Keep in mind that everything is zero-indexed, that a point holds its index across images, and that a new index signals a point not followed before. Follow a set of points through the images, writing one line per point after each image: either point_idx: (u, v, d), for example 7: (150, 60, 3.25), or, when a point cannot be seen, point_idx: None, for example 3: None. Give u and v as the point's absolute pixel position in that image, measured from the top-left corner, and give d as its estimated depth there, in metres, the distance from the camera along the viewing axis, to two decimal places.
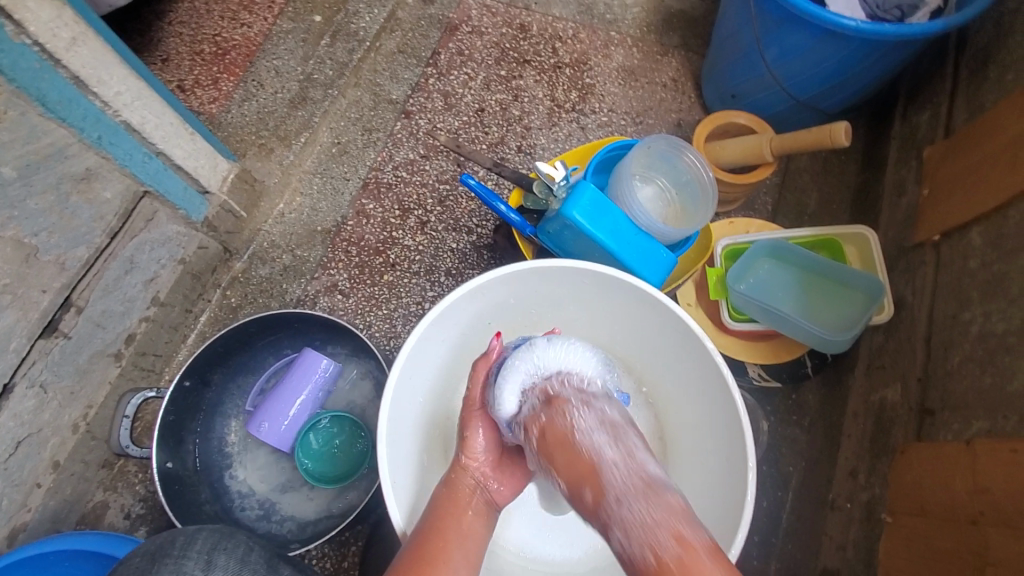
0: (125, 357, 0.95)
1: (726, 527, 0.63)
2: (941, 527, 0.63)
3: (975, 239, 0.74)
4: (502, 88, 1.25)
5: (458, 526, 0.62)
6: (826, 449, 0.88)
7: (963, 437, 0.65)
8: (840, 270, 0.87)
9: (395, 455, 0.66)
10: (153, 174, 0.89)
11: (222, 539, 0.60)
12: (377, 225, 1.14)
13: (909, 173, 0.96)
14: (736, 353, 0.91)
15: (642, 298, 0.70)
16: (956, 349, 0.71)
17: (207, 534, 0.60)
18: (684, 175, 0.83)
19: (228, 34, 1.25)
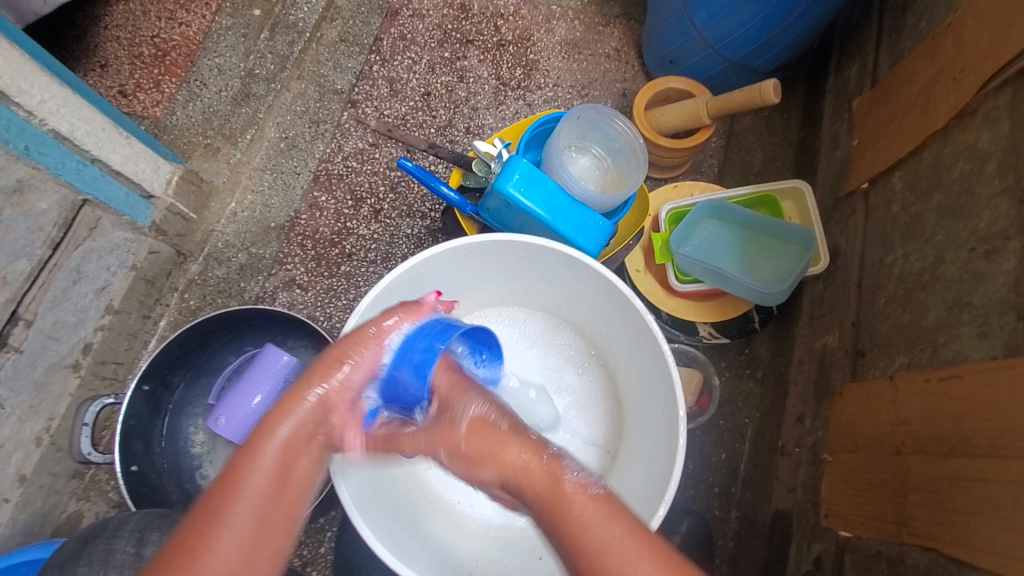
0: (84, 367, 0.95)
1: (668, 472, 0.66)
2: (871, 460, 0.67)
3: (897, 184, 0.77)
4: (447, 70, 1.25)
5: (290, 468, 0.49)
6: (776, 398, 0.92)
7: (889, 373, 0.68)
8: (778, 225, 0.90)
9: None
10: (90, 182, 0.89)
11: (154, 520, 0.70)
12: (330, 216, 1.15)
13: (842, 125, 0.98)
14: (684, 314, 0.94)
15: (576, 267, 0.73)
16: (883, 290, 0.74)
17: (138, 517, 0.71)
18: (617, 142, 0.86)
19: (167, 34, 1.17)
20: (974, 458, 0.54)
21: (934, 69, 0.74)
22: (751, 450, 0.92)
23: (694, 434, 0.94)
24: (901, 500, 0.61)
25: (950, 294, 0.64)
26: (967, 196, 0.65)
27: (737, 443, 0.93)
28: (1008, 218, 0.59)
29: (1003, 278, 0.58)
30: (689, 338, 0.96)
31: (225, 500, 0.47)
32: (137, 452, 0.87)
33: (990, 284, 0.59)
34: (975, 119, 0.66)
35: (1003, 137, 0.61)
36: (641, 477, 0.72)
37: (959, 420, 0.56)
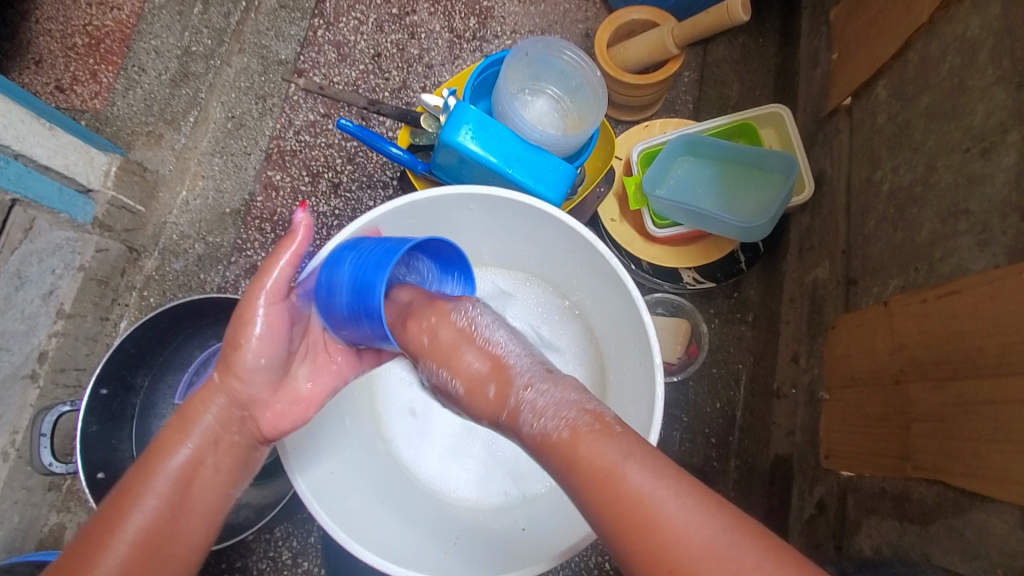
0: (42, 376, 0.89)
1: (649, 419, 0.62)
2: (869, 393, 0.62)
3: (881, 94, 0.70)
4: (397, 27, 1.16)
5: (181, 486, 0.56)
6: (769, 339, 0.86)
7: (883, 298, 0.63)
8: (757, 154, 0.84)
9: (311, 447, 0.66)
10: (17, 180, 0.82)
11: None
12: (287, 196, 1.08)
13: (821, 41, 0.91)
14: (665, 261, 0.88)
15: (533, 216, 0.67)
16: (872, 211, 0.69)
17: None
18: (574, 78, 0.79)
19: (99, 20, 1.05)
20: (981, 379, 0.50)
21: None
22: (747, 396, 0.88)
23: (686, 385, 0.89)
24: (903, 434, 0.56)
25: (944, 203, 0.58)
26: (958, 92, 0.58)
27: (732, 391, 0.89)
28: (1005, 108, 0.53)
29: (1002, 178, 0.53)
30: (673, 286, 0.90)
31: (112, 522, 0.52)
32: (103, 458, 0.83)
33: (987, 186, 0.54)
34: (961, 6, 0.59)
35: (995, 21, 0.55)
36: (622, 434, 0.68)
37: (961, 339, 0.51)
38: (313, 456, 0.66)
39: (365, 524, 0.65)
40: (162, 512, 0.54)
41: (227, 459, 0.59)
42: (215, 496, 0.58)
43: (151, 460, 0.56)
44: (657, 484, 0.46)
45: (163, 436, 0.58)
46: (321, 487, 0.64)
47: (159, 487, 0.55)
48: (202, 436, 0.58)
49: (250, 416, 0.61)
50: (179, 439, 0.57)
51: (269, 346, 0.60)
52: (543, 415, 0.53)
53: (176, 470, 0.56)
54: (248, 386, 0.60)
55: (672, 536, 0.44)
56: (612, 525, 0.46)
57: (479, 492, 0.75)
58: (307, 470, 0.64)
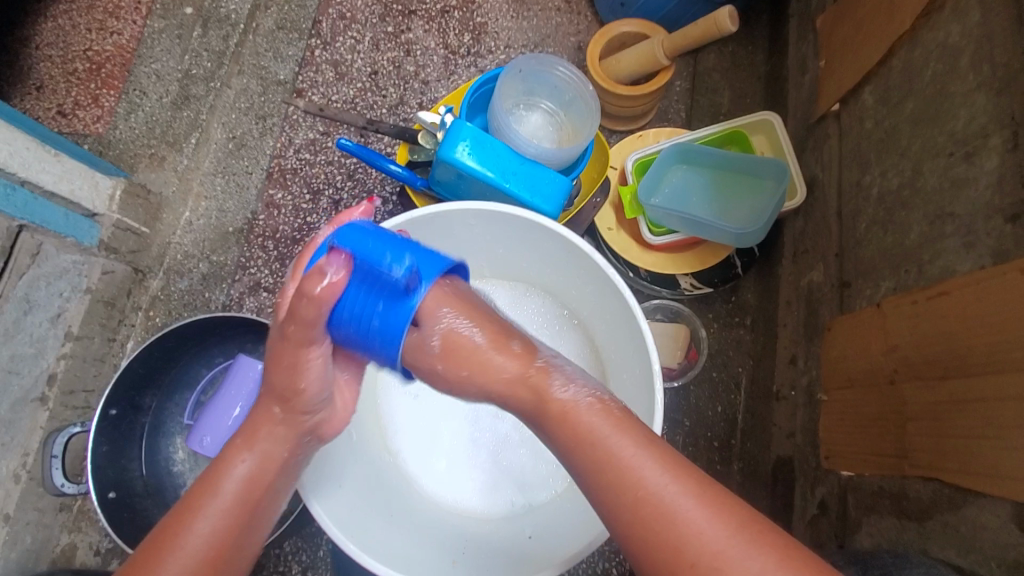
0: (51, 399, 0.90)
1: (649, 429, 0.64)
2: (866, 393, 0.63)
3: (868, 100, 0.72)
4: (392, 45, 1.18)
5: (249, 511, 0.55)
6: (767, 342, 0.88)
7: (875, 300, 0.65)
8: (749, 161, 0.85)
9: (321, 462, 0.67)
10: (23, 207, 0.84)
11: None
12: (289, 213, 1.10)
13: (808, 48, 0.93)
14: (662, 268, 0.89)
15: (532, 229, 0.69)
16: (862, 215, 0.70)
17: None
18: (567, 92, 0.81)
19: (99, 46, 1.09)
20: (970, 378, 0.51)
21: None
22: (747, 399, 0.89)
23: (687, 389, 0.90)
24: (899, 433, 0.57)
25: (931, 206, 0.60)
26: (941, 98, 0.60)
27: (732, 394, 0.90)
28: (986, 114, 0.55)
29: (986, 180, 0.54)
30: (671, 292, 0.91)
31: (176, 538, 0.52)
32: (113, 478, 0.84)
33: (972, 189, 0.55)
34: (941, 14, 0.61)
35: (974, 28, 0.57)
36: None
37: (951, 339, 0.53)
38: (325, 472, 0.67)
39: (377, 536, 0.67)
40: (227, 529, 0.54)
41: (291, 481, 0.58)
42: (276, 509, 0.58)
43: (215, 473, 0.55)
44: (679, 484, 0.45)
45: (223, 449, 0.56)
46: (332, 502, 0.65)
47: (223, 503, 0.54)
48: (267, 458, 0.55)
49: (316, 432, 0.59)
50: (241, 454, 0.55)
51: (328, 377, 0.55)
52: (574, 381, 0.51)
53: (240, 487, 0.55)
54: (316, 404, 0.60)
55: (698, 544, 0.43)
56: (639, 531, 0.45)
57: (486, 504, 0.76)
58: (317, 485, 0.65)
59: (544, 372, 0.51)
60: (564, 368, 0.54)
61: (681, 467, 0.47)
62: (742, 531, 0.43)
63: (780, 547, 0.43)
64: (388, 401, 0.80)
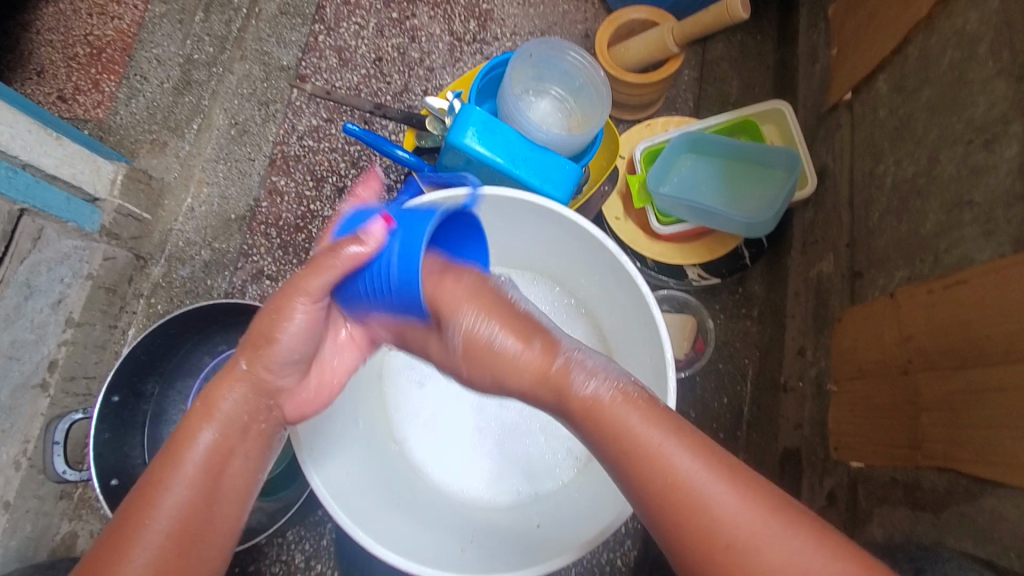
0: (52, 385, 0.89)
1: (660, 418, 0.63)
2: (876, 384, 0.63)
3: (882, 88, 0.71)
4: (397, 31, 1.17)
5: (211, 483, 0.54)
6: (775, 334, 0.87)
7: (888, 290, 0.64)
8: (760, 151, 0.84)
9: (326, 448, 0.67)
10: (25, 190, 0.82)
11: None
12: (292, 201, 1.08)
13: (820, 37, 0.92)
14: (670, 258, 0.89)
15: (541, 217, 0.68)
16: (875, 205, 0.70)
17: None
18: (577, 79, 0.79)
19: (99, 30, 1.07)
20: (987, 367, 0.51)
21: None
22: (754, 391, 0.88)
23: (694, 381, 0.90)
24: (911, 423, 0.57)
25: (947, 195, 0.59)
26: (959, 85, 0.59)
27: (739, 386, 0.90)
28: (1006, 101, 0.54)
29: (1005, 168, 0.53)
30: (678, 283, 0.91)
31: (140, 519, 0.51)
32: (115, 465, 0.83)
33: (991, 178, 0.55)
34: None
35: (995, 14, 0.56)
36: None
37: (968, 328, 0.53)
38: (329, 459, 0.66)
39: (385, 523, 0.66)
40: (194, 501, 0.52)
41: (258, 446, 0.58)
42: (245, 481, 0.56)
43: (176, 447, 0.54)
44: (712, 470, 0.46)
45: (184, 424, 0.55)
46: (336, 488, 0.65)
47: (187, 475, 0.53)
48: (228, 423, 0.56)
49: (277, 404, 0.60)
50: (203, 424, 0.55)
51: (306, 339, 0.58)
52: (596, 375, 0.52)
53: (203, 458, 0.54)
54: (276, 376, 0.59)
55: (704, 501, 0.45)
56: (644, 482, 0.47)
57: (491, 494, 0.75)
58: (321, 472, 0.64)
59: (566, 368, 0.52)
60: (590, 358, 0.54)
61: (713, 454, 0.48)
62: (774, 514, 0.45)
63: (813, 525, 0.45)
64: (393, 389, 0.80)
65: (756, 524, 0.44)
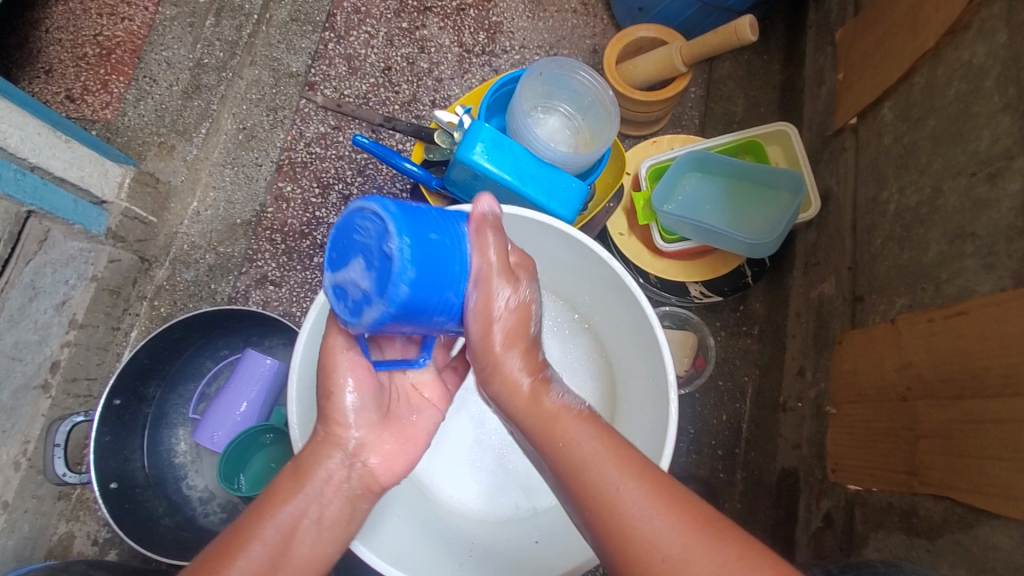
0: (54, 386, 0.89)
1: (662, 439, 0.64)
2: (875, 409, 0.64)
3: (887, 115, 0.72)
4: (406, 41, 1.17)
5: (288, 546, 0.51)
6: (775, 353, 0.88)
7: (889, 316, 0.66)
8: (765, 172, 0.85)
9: None
10: (33, 193, 0.83)
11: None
12: (298, 207, 1.09)
13: (826, 60, 0.93)
14: (673, 275, 0.89)
15: (549, 235, 0.69)
16: (878, 231, 0.71)
17: None
18: (587, 97, 0.80)
19: (110, 31, 1.08)
20: (986, 399, 0.52)
21: None
22: (753, 409, 0.89)
23: (693, 397, 0.91)
24: (910, 450, 0.58)
25: (951, 225, 0.60)
26: (964, 117, 0.60)
27: (737, 403, 0.90)
28: (1010, 135, 0.55)
29: (1008, 202, 0.54)
30: (680, 300, 0.91)
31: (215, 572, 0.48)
32: (116, 469, 0.83)
33: (994, 210, 0.56)
34: (967, 34, 0.61)
35: (1001, 49, 0.57)
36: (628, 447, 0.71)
37: (968, 359, 0.53)
38: None
39: (386, 533, 0.67)
40: (268, 562, 0.50)
41: (332, 518, 0.53)
42: (318, 551, 0.52)
43: (267, 499, 0.53)
44: (646, 491, 0.44)
45: (278, 480, 0.54)
46: None
47: (267, 533, 0.51)
48: (313, 484, 0.54)
49: (360, 460, 0.56)
50: (293, 483, 0.54)
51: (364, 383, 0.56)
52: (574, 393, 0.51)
53: (284, 522, 0.51)
54: (351, 429, 0.56)
55: (625, 521, 0.43)
56: (557, 465, 0.47)
57: (490, 507, 0.76)
58: None
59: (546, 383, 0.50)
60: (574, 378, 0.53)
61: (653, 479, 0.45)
62: (701, 528, 0.42)
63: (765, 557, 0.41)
64: None
65: (677, 535, 0.42)
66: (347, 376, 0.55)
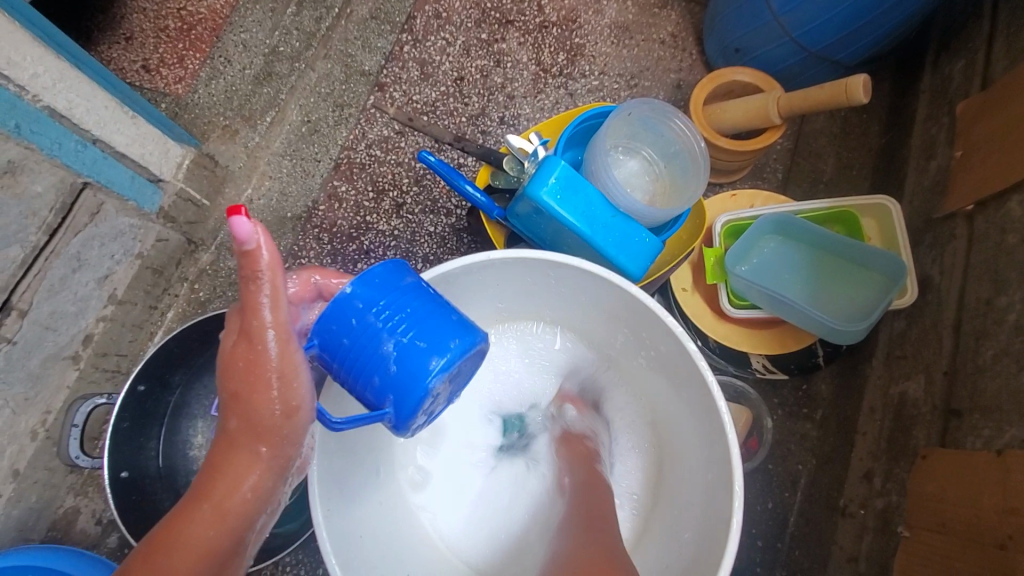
0: (83, 359, 0.87)
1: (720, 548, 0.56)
2: (962, 547, 0.57)
3: (1015, 210, 0.65)
4: (483, 52, 1.13)
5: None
6: (839, 447, 0.79)
7: (994, 446, 0.58)
8: (855, 248, 0.77)
9: (344, 506, 0.61)
10: (91, 165, 0.81)
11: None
12: (350, 209, 1.06)
13: (939, 132, 0.84)
14: (735, 344, 0.82)
15: (615, 294, 0.64)
16: (989, 341, 0.63)
17: None
18: (672, 144, 0.74)
19: (193, 6, 1.07)
20: None
21: None
22: (805, 502, 0.80)
23: None
24: None
25: None
26: None
27: (787, 493, 0.82)
28: None
29: None
30: (737, 370, 0.84)
31: None
32: (129, 457, 0.81)
33: None
34: None
35: None
36: (677, 540, 0.64)
37: None
38: (346, 517, 0.61)
39: None
40: None
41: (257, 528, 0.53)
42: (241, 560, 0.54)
43: (175, 527, 0.49)
44: None
45: (184, 504, 0.50)
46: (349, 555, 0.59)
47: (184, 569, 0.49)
48: (234, 516, 0.51)
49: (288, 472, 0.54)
50: (205, 518, 0.50)
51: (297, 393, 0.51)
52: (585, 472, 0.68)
53: (202, 543, 0.49)
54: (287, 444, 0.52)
55: None
56: None
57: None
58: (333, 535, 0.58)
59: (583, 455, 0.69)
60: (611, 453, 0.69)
61: None
62: None
63: None
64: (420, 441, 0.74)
65: None
66: (274, 402, 0.50)
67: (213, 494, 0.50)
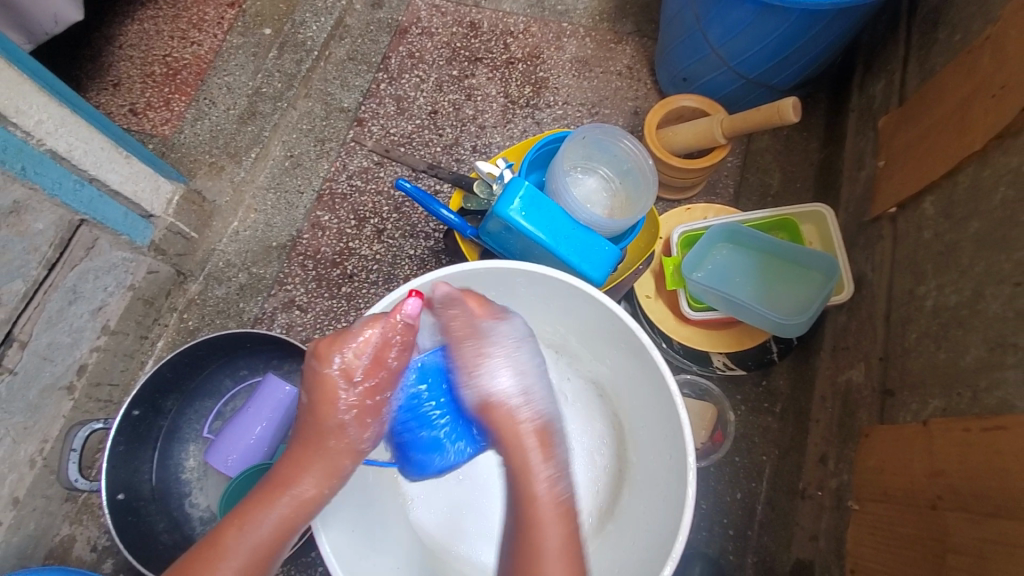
0: (78, 389, 0.90)
1: (672, 531, 0.62)
2: (902, 512, 0.63)
3: (928, 210, 0.73)
4: (455, 87, 1.22)
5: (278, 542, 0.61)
6: (797, 436, 0.85)
7: (921, 417, 0.65)
8: (797, 251, 0.85)
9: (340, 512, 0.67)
10: (88, 203, 0.86)
11: None
12: (332, 236, 1.11)
13: (866, 145, 0.94)
14: (696, 344, 0.88)
15: (578, 297, 0.70)
16: (913, 324, 0.71)
17: None
18: (626, 163, 0.82)
19: (179, 53, 1.15)
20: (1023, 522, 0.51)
21: (968, 88, 0.71)
22: (770, 490, 0.86)
23: (708, 470, 0.88)
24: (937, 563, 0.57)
25: (992, 332, 0.60)
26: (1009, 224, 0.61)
27: (754, 483, 0.87)
28: None
29: None
30: (701, 369, 0.90)
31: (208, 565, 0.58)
32: (124, 479, 0.84)
33: None
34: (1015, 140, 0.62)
35: None
36: (641, 522, 0.69)
37: (1003, 479, 0.53)
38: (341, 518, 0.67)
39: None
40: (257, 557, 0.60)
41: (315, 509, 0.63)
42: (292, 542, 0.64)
43: (262, 495, 0.62)
44: None
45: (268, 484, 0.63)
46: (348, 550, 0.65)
47: (261, 534, 0.60)
48: (297, 501, 0.62)
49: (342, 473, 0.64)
50: (280, 496, 0.62)
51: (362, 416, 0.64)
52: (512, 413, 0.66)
53: (280, 521, 0.61)
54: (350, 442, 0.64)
55: None
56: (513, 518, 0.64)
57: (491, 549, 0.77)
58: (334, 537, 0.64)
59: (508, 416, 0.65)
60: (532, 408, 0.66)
61: None
62: None
63: None
64: None
65: None
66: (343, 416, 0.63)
67: (292, 476, 0.63)
